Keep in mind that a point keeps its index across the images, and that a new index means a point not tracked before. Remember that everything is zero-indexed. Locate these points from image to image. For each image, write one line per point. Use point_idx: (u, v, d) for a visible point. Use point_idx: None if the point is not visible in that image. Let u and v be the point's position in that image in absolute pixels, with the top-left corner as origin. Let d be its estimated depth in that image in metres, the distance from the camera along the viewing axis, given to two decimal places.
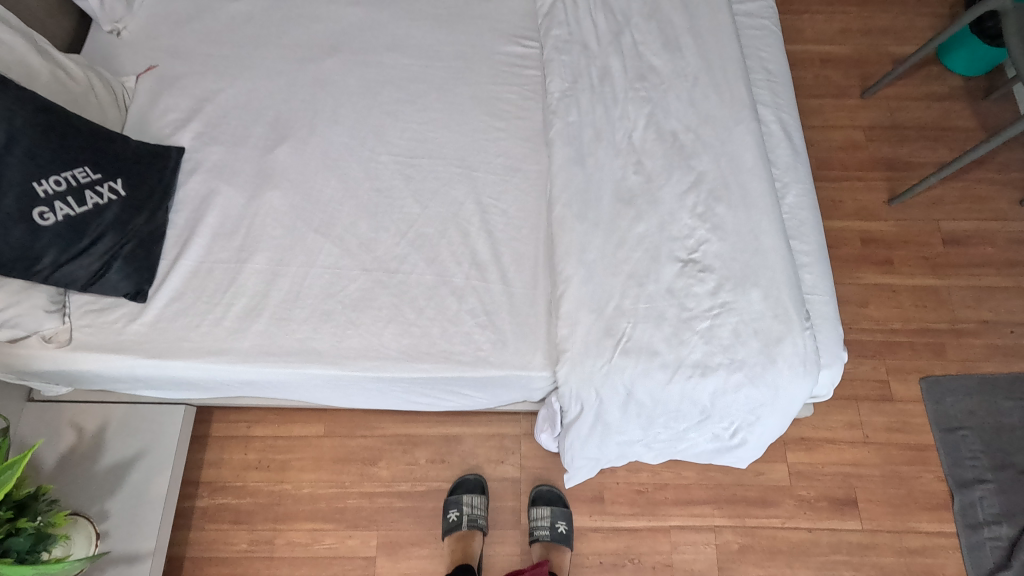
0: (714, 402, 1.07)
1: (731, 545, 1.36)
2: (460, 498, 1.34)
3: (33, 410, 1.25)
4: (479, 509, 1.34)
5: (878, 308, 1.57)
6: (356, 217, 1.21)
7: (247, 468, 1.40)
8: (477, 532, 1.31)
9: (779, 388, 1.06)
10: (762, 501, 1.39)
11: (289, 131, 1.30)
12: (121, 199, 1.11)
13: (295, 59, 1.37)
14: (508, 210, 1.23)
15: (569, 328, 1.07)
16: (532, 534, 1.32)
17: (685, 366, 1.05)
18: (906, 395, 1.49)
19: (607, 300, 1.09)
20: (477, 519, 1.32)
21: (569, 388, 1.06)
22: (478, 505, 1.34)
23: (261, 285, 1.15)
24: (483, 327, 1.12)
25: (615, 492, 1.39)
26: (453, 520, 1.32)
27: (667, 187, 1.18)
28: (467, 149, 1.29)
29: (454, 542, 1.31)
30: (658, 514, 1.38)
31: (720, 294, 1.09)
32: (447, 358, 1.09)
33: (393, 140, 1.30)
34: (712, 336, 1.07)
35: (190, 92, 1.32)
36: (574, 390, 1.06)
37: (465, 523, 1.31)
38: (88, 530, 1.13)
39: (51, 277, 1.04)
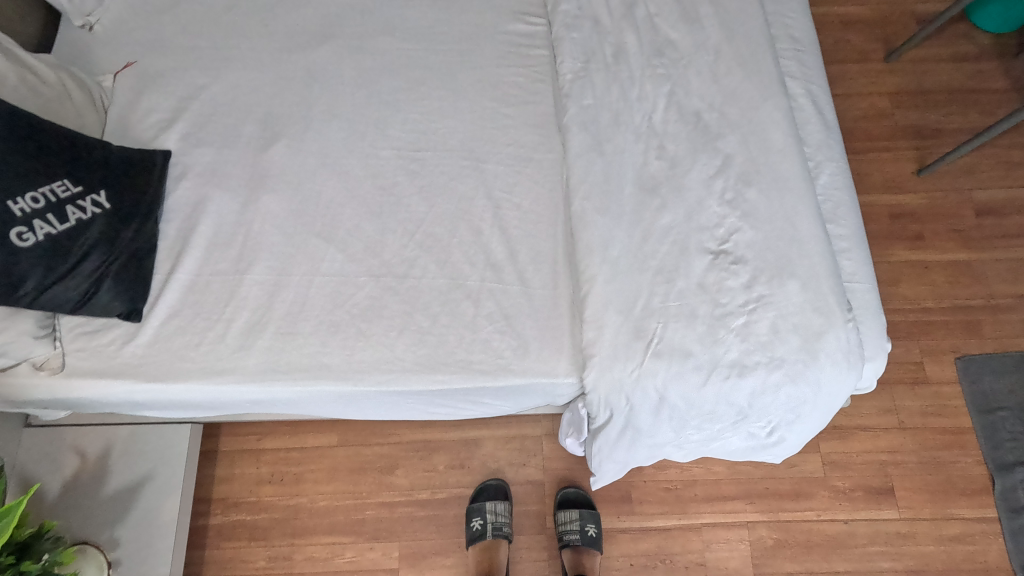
0: (752, 402, 1.01)
1: (765, 541, 1.31)
2: (484, 506, 1.29)
3: (31, 436, 1.19)
4: (504, 516, 1.29)
5: (909, 286, 1.50)
6: (359, 219, 1.14)
7: (260, 483, 1.35)
8: (503, 540, 1.27)
9: (821, 385, 0.99)
10: (796, 494, 1.34)
11: (282, 127, 1.21)
12: (106, 213, 1.03)
13: (285, 48, 1.27)
14: (522, 205, 1.14)
15: (595, 331, 1.00)
16: (562, 538, 1.26)
17: (721, 367, 0.99)
18: (941, 376, 1.43)
19: (635, 298, 1.02)
20: (502, 527, 1.27)
21: (597, 394, 1.00)
22: (503, 512, 1.29)
23: (263, 297, 1.07)
24: (503, 333, 1.05)
25: (643, 491, 1.35)
26: (478, 528, 1.28)
27: (692, 172, 1.10)
28: (474, 139, 1.20)
29: (479, 553, 1.26)
30: (688, 512, 1.33)
31: (754, 288, 1.02)
32: (466, 367, 1.03)
33: (395, 133, 1.21)
34: (749, 333, 1.00)
35: (174, 90, 1.23)
36: (603, 397, 1.00)
37: (491, 531, 1.26)
38: (99, 559, 1.08)
39: (36, 301, 0.96)
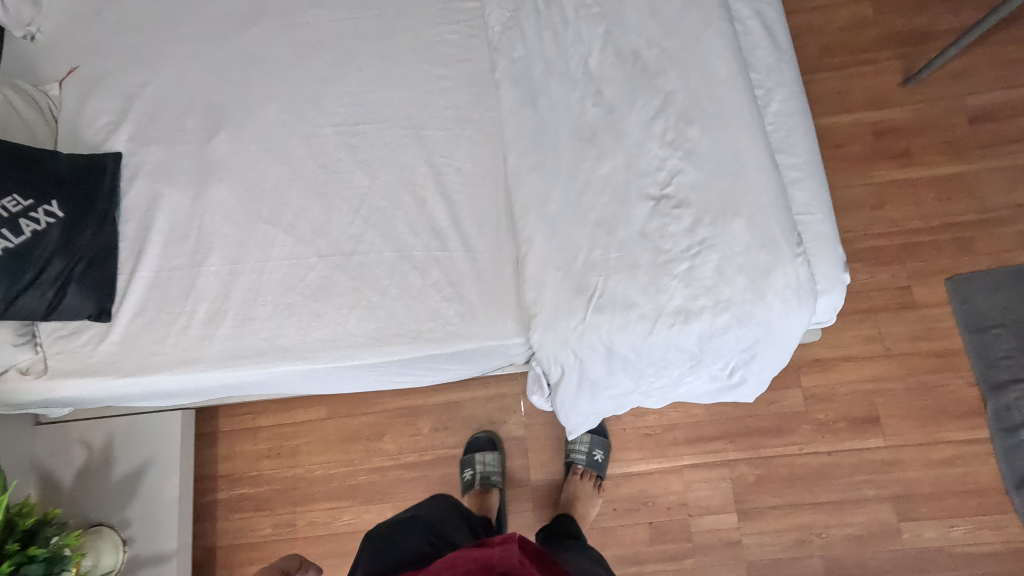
0: (702, 346, 1.00)
1: (746, 478, 1.32)
2: (472, 458, 1.35)
3: (42, 433, 1.29)
4: (492, 464, 1.34)
5: (895, 208, 1.43)
6: (305, 201, 1.15)
7: (259, 457, 1.44)
8: (491, 487, 1.32)
9: (771, 324, 0.97)
10: (777, 429, 1.34)
11: (223, 116, 1.21)
12: (61, 221, 1.07)
13: (218, 33, 1.26)
14: (462, 169, 1.13)
15: (536, 291, 1.01)
16: (569, 455, 1.34)
17: (666, 315, 0.98)
18: (930, 299, 1.37)
19: (575, 253, 1.01)
20: (490, 476, 1.33)
21: (545, 352, 1.01)
22: (490, 462, 1.34)
23: (221, 287, 1.11)
24: (450, 300, 1.06)
25: (623, 438, 1.37)
26: (468, 479, 1.34)
27: (631, 116, 1.06)
28: (411, 106, 1.18)
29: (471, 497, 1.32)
30: (669, 455, 1.35)
31: (697, 231, 0.99)
32: (416, 337, 1.05)
33: (333, 109, 1.20)
34: (693, 278, 0.98)
35: (118, 90, 1.24)
36: (551, 354, 1.01)
37: (478, 480, 1.33)
38: (113, 538, 1.20)
39: (7, 312, 1.02)
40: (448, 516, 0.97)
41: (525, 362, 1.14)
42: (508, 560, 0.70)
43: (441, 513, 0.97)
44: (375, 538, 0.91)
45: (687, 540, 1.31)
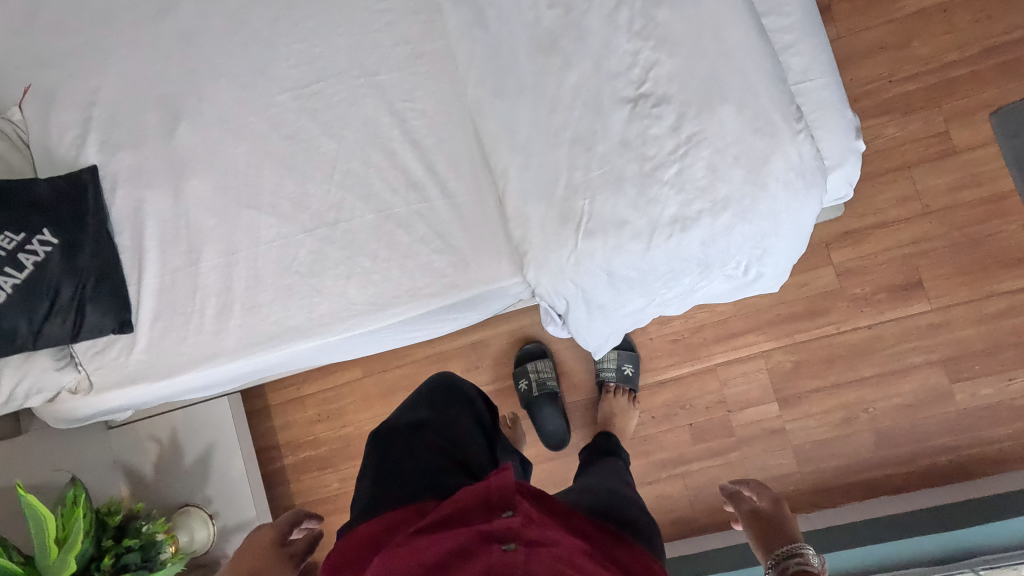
0: (708, 252, 0.93)
1: (783, 366, 1.29)
2: (528, 368, 1.36)
3: (116, 435, 1.41)
4: (547, 369, 1.36)
5: (924, 42, 1.24)
6: (279, 177, 1.12)
7: (312, 422, 1.52)
8: (550, 393, 1.35)
9: (778, 215, 0.89)
10: (811, 312, 1.28)
11: (180, 105, 1.17)
12: (57, 247, 1.10)
13: (152, 16, 1.20)
14: (426, 110, 1.07)
15: (520, 228, 0.98)
16: (599, 374, 1.34)
17: (661, 227, 0.91)
18: (973, 141, 1.22)
19: (554, 179, 0.95)
20: (546, 382, 1.35)
21: (544, 287, 0.98)
22: (545, 368, 1.36)
23: (222, 280, 1.13)
24: (441, 252, 1.03)
25: (652, 348, 1.35)
26: (527, 387, 1.35)
27: (591, 10, 0.94)
28: (360, 52, 1.11)
29: (531, 406, 1.36)
30: (701, 356, 1.33)
31: (683, 129, 0.89)
32: (414, 295, 1.04)
33: (284, 73, 1.14)
34: (685, 181, 0.90)
35: (74, 101, 1.21)
36: (550, 288, 0.98)
37: (537, 389, 1.35)
38: (200, 515, 1.32)
39: (39, 343, 1.09)
40: (458, 424, 0.96)
41: (530, 298, 1.11)
42: (504, 490, 0.73)
43: (450, 421, 0.96)
44: (386, 453, 0.92)
45: (730, 435, 1.31)
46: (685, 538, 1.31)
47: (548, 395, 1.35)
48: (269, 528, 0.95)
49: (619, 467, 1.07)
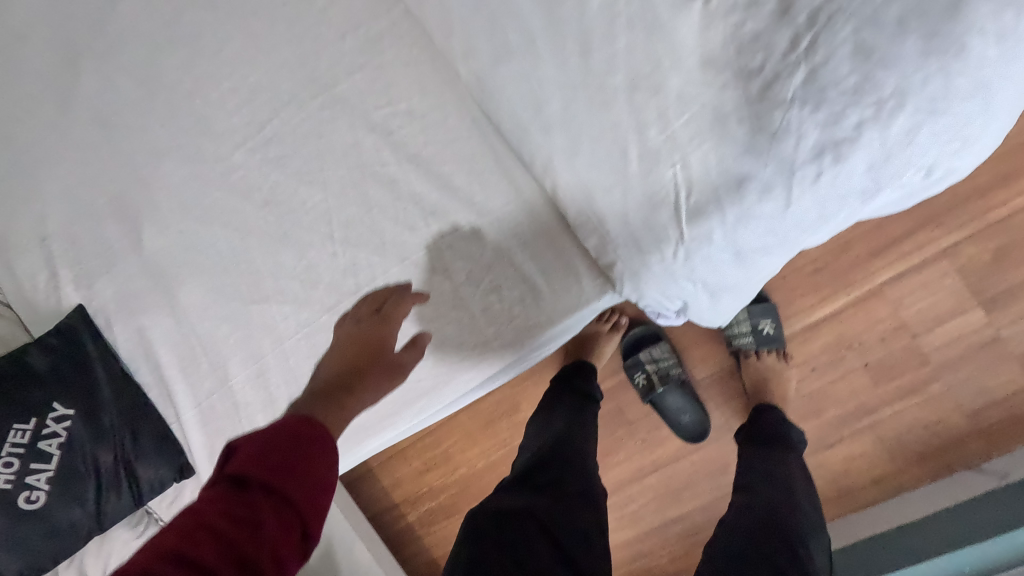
0: (881, 179, 0.56)
1: (978, 259, 0.97)
2: (641, 359, 1.12)
3: None
4: (665, 354, 1.12)
5: None
6: (274, 255, 0.89)
7: (421, 474, 1.37)
8: (675, 383, 1.10)
9: (994, 82, 0.49)
10: (1002, 180, 0.95)
11: (134, 205, 0.95)
12: (76, 416, 0.92)
13: (56, 108, 0.95)
14: (420, 113, 0.81)
15: (596, 232, 0.74)
16: (735, 345, 1.07)
17: (799, 171, 0.56)
18: None
19: (619, 155, 0.67)
20: (669, 371, 1.11)
21: (651, 295, 0.74)
22: (663, 355, 1.12)
23: (262, 392, 0.94)
24: (501, 287, 0.78)
25: (789, 289, 1.05)
26: (646, 381, 1.11)
27: None
28: (305, 62, 0.84)
29: (658, 402, 1.12)
30: (859, 280, 1.02)
31: (797, 9, 0.50)
32: (483, 351, 0.80)
33: (228, 124, 0.88)
34: (815, 92, 0.52)
35: (25, 238, 1.00)
36: (659, 293, 0.74)
37: (658, 380, 1.11)
38: None
39: (105, 522, 0.96)
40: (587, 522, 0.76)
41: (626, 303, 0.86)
42: None
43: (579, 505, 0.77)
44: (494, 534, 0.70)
45: (922, 364, 1.02)
46: (889, 501, 1.05)
47: (674, 385, 1.10)
48: (353, 319, 0.67)
49: (784, 455, 0.86)
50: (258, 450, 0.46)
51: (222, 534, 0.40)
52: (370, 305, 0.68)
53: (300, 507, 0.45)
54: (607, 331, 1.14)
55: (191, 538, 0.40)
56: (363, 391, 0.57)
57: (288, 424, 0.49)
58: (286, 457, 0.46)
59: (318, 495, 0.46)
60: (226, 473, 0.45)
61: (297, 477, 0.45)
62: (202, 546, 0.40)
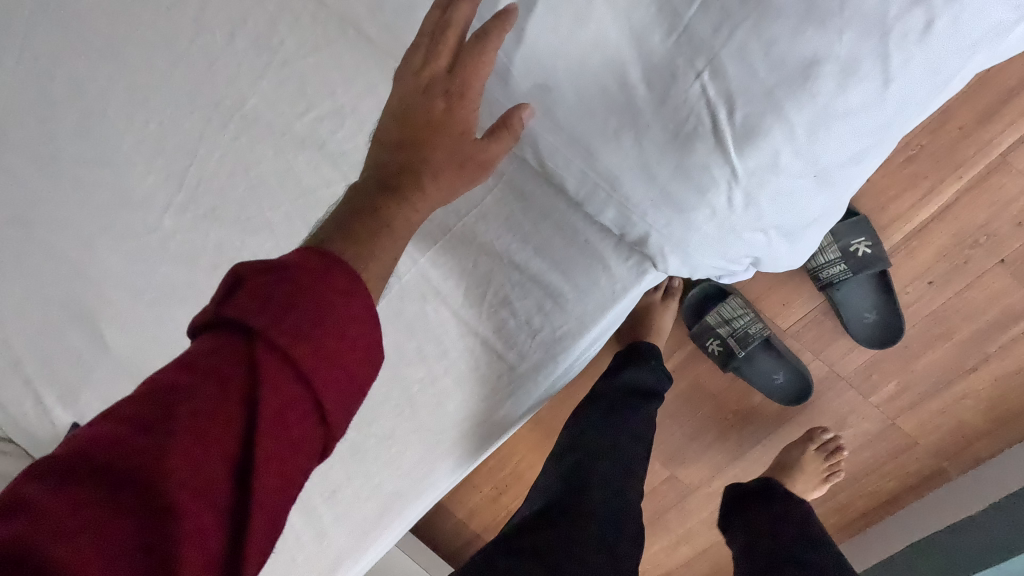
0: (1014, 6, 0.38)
1: None
2: (710, 325, 0.93)
3: None
4: (738, 311, 0.92)
5: None
6: None
7: (495, 500, 1.23)
8: (760, 342, 0.91)
9: None
10: None
11: (67, 310, 0.78)
12: None
13: None
14: (348, 108, 0.60)
15: (613, 205, 0.51)
16: (821, 281, 0.86)
17: (895, 26, 0.38)
18: None
19: (627, 97, 0.46)
20: (748, 331, 0.91)
21: (707, 266, 0.52)
22: (737, 313, 0.92)
23: None
24: (512, 296, 0.59)
25: (882, 190, 0.83)
26: (722, 348, 0.93)
27: None
28: (196, 81, 0.64)
29: (744, 367, 0.94)
30: (972, 157, 0.79)
31: None
32: (511, 384, 0.62)
33: (142, 184, 0.70)
34: None
35: None
36: (716, 261, 0.51)
37: (738, 345, 0.91)
38: None
39: None
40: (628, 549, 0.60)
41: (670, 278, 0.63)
42: None
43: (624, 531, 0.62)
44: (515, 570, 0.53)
45: None
46: None
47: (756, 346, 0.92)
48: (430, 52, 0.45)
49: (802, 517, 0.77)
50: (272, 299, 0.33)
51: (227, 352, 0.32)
52: (442, 57, 0.45)
53: (326, 390, 0.33)
54: (661, 301, 0.94)
55: (168, 420, 0.30)
56: (423, 203, 0.44)
57: (317, 265, 0.35)
58: (313, 316, 0.33)
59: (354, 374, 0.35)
60: (223, 316, 0.33)
61: (325, 352, 0.33)
62: (182, 439, 0.29)
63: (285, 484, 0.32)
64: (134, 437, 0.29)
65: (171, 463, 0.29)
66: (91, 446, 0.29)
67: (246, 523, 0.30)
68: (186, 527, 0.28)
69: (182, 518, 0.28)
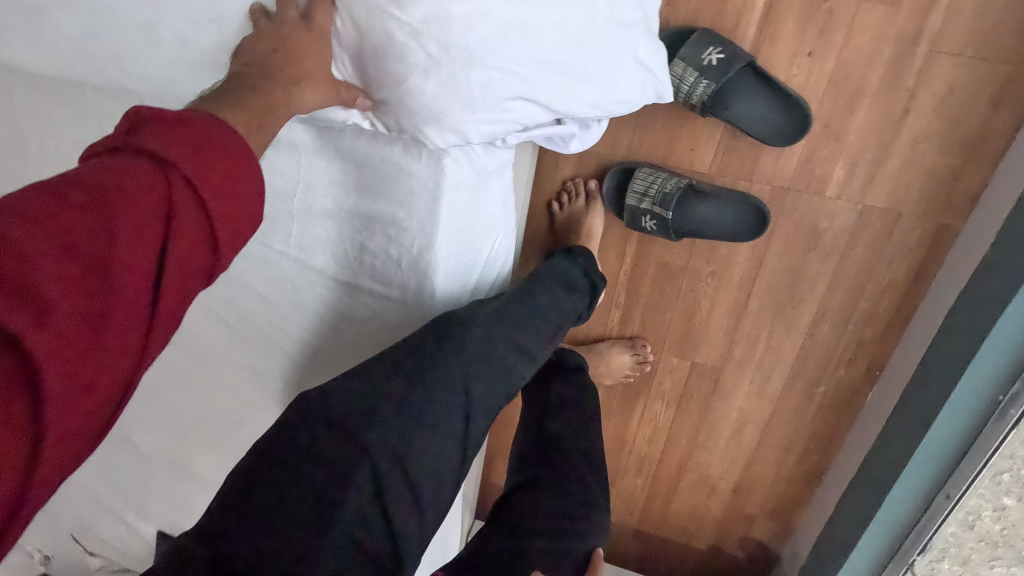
0: None
1: None
2: (634, 207, 0.90)
3: None
4: (650, 181, 0.89)
5: None
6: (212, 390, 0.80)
7: None
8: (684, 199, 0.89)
9: None
10: None
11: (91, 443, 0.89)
12: None
13: None
14: None
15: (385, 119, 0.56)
16: (694, 104, 0.83)
17: None
18: None
19: (317, 23, 0.50)
20: (668, 193, 0.88)
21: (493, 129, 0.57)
22: (651, 180, 0.89)
23: None
24: (365, 238, 0.64)
25: None
26: (657, 220, 0.90)
27: None
28: None
29: (685, 227, 0.92)
30: None
31: None
32: (410, 316, 0.67)
33: None
34: None
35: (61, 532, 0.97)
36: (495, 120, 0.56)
37: (667, 211, 0.88)
38: None
39: None
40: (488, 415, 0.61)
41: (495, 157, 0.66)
42: None
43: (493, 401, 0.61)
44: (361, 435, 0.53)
45: None
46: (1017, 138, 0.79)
47: (686, 202, 0.90)
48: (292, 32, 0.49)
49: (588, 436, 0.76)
50: (178, 141, 0.38)
51: (144, 172, 0.36)
52: (286, 9, 0.49)
53: (225, 242, 0.39)
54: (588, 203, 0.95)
55: (94, 202, 0.34)
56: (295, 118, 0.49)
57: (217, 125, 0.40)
58: (217, 168, 0.38)
59: (242, 228, 0.41)
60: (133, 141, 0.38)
61: (227, 199, 0.39)
62: (116, 227, 0.35)
63: (179, 296, 0.38)
64: (75, 212, 0.34)
65: (108, 242, 0.34)
66: (30, 206, 0.33)
67: (155, 306, 0.37)
68: (116, 303, 0.34)
69: (115, 294, 0.34)
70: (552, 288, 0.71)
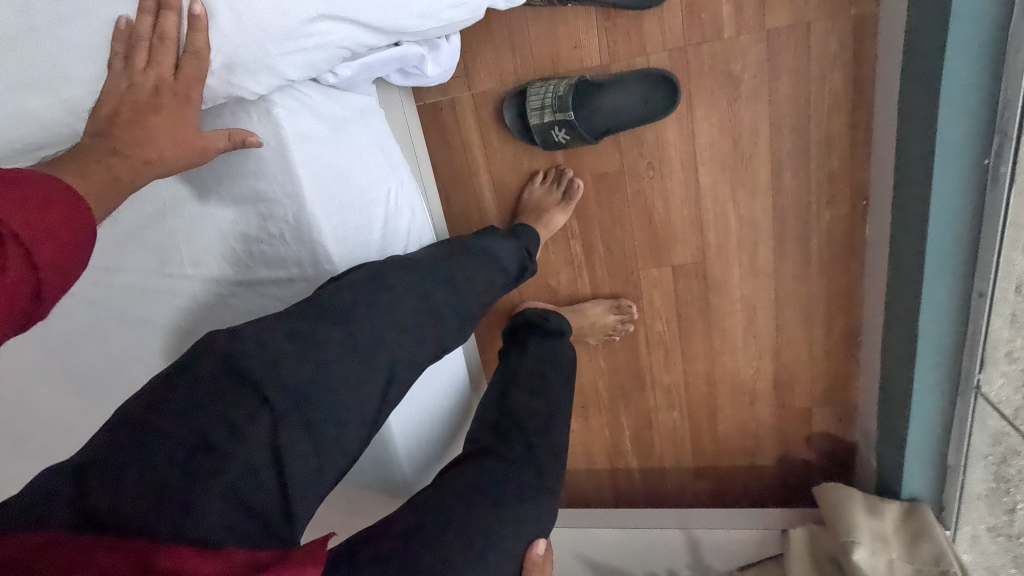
0: None
1: None
2: (540, 124, 0.86)
3: None
4: (544, 93, 0.85)
5: None
6: None
7: (589, 425, 1.15)
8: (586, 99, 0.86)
9: None
10: None
11: None
12: None
13: None
14: None
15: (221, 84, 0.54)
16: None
17: None
18: None
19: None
20: (566, 98, 0.84)
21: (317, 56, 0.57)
22: (545, 92, 0.86)
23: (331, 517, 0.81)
24: (242, 226, 0.63)
25: None
26: (567, 130, 0.87)
27: None
28: None
29: (600, 126, 0.88)
30: None
31: None
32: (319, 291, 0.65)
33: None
34: None
35: None
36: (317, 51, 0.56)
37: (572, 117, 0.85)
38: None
39: None
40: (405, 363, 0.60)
41: (337, 101, 0.65)
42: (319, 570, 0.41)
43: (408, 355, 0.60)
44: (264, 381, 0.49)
45: None
46: None
47: (585, 100, 0.87)
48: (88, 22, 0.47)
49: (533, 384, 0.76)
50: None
51: None
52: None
53: (53, 283, 0.41)
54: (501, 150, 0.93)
55: None
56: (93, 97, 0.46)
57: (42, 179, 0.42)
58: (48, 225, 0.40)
59: (67, 281, 0.42)
60: None
61: (56, 255, 0.40)
62: None
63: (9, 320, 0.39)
64: None
65: None
66: None
67: None
68: None
69: None
70: (455, 262, 0.66)
